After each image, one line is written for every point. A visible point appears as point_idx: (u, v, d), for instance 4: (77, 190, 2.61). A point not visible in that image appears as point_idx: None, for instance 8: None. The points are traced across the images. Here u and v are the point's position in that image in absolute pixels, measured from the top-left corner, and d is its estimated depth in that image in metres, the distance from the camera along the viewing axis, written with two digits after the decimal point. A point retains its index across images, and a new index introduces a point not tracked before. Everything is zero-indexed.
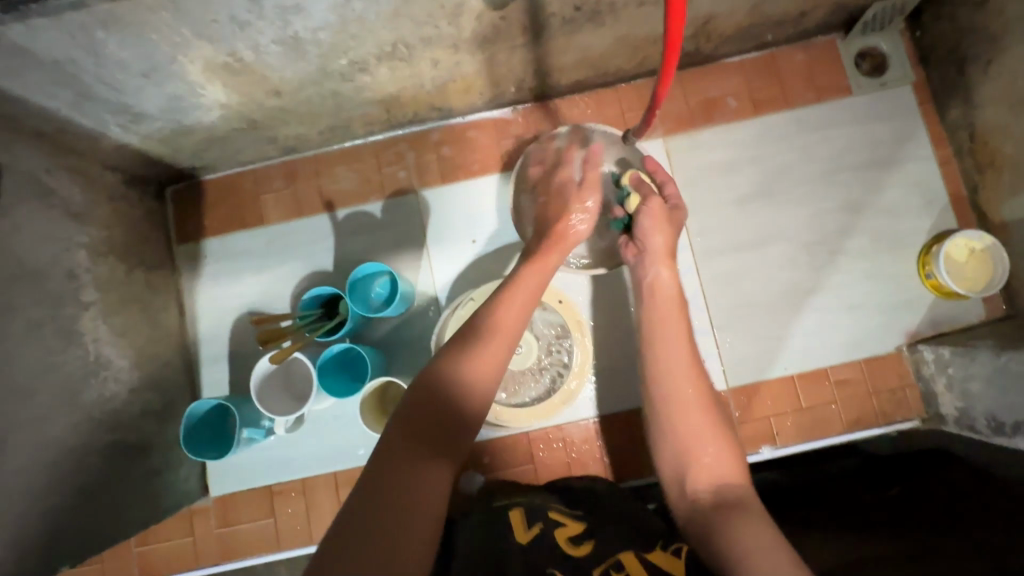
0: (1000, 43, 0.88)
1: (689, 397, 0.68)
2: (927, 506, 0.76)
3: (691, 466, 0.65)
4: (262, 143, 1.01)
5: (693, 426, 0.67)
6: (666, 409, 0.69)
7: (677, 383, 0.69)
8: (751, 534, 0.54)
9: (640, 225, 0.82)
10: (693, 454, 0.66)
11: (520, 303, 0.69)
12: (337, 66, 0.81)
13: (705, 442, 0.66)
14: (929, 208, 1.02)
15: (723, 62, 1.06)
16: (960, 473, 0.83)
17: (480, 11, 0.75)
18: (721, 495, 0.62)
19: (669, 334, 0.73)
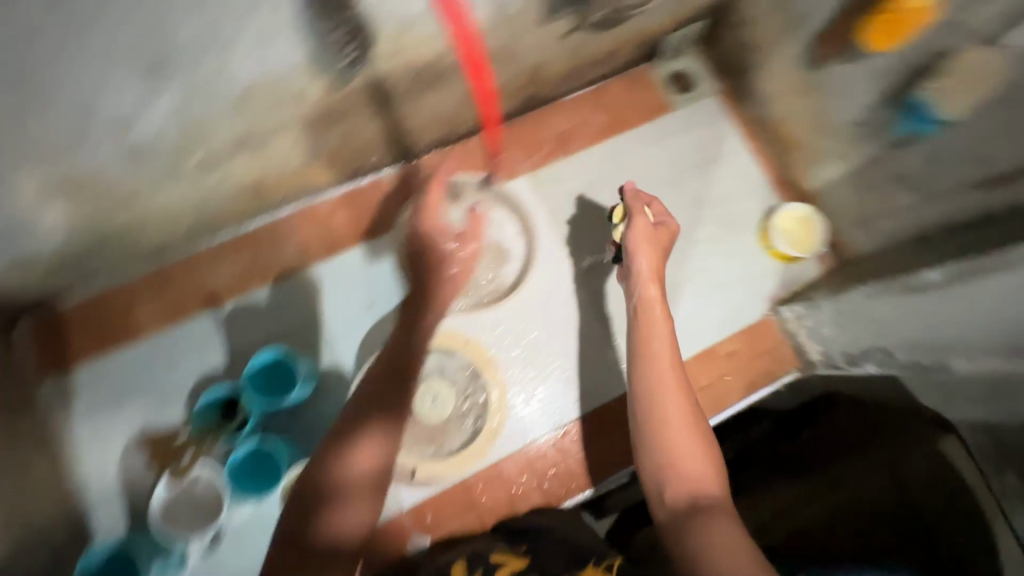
0: (768, 52, 1.09)
1: (674, 415, 0.73)
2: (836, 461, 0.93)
3: (672, 478, 0.70)
4: (122, 255, 0.95)
5: (677, 441, 0.72)
6: (653, 420, 0.74)
7: (662, 397, 0.75)
8: (718, 531, 0.62)
9: (627, 243, 0.90)
10: (677, 467, 0.70)
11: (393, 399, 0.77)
12: (189, 164, 0.81)
13: (687, 454, 0.71)
14: (757, 191, 1.19)
15: (563, 99, 1.18)
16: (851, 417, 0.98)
17: (324, 92, 0.79)
18: (696, 500, 0.67)
19: (653, 349, 0.80)
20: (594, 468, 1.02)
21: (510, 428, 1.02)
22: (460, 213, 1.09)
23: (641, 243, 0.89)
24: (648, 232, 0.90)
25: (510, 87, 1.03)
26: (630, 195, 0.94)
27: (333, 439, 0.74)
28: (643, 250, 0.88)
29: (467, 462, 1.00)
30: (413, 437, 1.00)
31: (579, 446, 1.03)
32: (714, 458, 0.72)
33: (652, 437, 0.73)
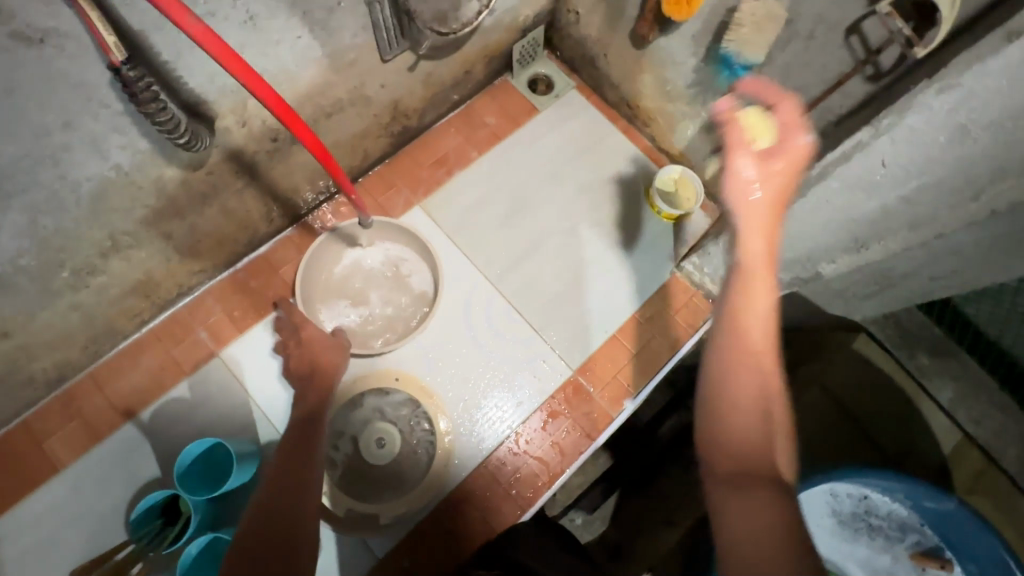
0: (603, 41, 1.19)
1: (746, 366, 0.53)
2: None
3: (722, 438, 0.52)
4: (18, 390, 0.91)
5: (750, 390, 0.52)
6: (713, 363, 0.55)
7: (745, 327, 0.54)
8: (752, 507, 0.45)
9: (728, 166, 0.59)
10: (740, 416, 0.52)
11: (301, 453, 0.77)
12: (61, 280, 0.79)
13: (753, 416, 0.51)
14: (634, 164, 1.28)
15: (435, 126, 1.24)
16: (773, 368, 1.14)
17: (182, 176, 0.80)
18: (741, 468, 0.49)
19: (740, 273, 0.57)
20: (554, 461, 1.05)
21: (465, 445, 1.03)
22: (364, 256, 1.12)
23: (747, 183, 0.58)
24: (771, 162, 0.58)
25: (375, 127, 1.07)
26: (723, 105, 0.62)
27: (253, 527, 0.65)
28: (745, 177, 0.58)
29: (431, 489, 0.99)
30: (371, 483, 1.00)
31: (533, 445, 1.05)
32: (783, 421, 0.52)
33: (711, 372, 0.55)
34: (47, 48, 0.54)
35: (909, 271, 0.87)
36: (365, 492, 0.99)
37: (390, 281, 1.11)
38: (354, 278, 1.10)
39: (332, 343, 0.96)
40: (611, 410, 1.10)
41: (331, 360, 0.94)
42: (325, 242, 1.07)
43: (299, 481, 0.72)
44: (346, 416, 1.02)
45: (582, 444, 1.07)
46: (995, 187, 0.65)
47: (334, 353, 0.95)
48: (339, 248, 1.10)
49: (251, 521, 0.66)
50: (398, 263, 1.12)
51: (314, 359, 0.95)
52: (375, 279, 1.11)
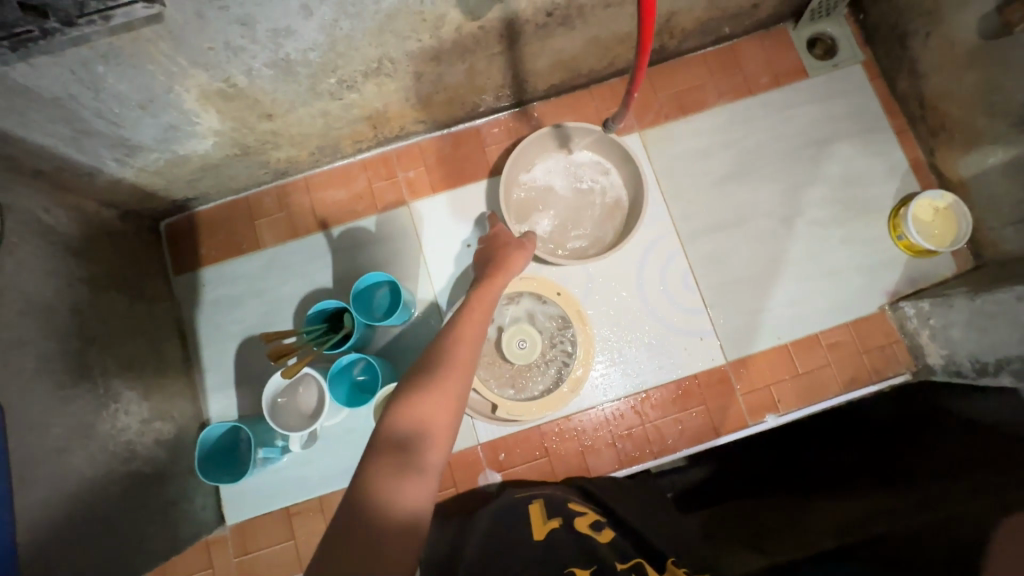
0: (934, 18, 0.97)
1: None
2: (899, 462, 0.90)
3: None
4: (254, 170, 1.03)
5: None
6: None
7: None
8: None
9: None
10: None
11: (489, 297, 0.73)
12: (326, 84, 0.85)
13: None
14: (892, 174, 1.09)
15: (687, 57, 1.13)
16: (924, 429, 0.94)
17: (458, 24, 0.80)
18: None
19: None
20: (669, 435, 1.01)
21: (593, 383, 1.03)
22: (567, 164, 1.08)
23: None
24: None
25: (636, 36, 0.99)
26: None
27: (411, 371, 0.62)
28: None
29: (549, 406, 0.98)
30: (495, 375, 1.02)
31: (657, 411, 1.02)
32: None
33: None
34: None
35: None
36: (489, 381, 1.02)
37: (583, 198, 1.07)
38: (549, 182, 1.08)
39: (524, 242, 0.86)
40: (749, 416, 1.02)
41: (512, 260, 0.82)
42: (545, 134, 1.02)
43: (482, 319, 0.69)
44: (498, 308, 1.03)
45: (705, 435, 1.01)
46: None
47: (517, 260, 0.82)
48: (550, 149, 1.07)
49: (419, 361, 0.63)
50: (597, 184, 1.07)
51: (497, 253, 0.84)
52: (569, 191, 1.07)
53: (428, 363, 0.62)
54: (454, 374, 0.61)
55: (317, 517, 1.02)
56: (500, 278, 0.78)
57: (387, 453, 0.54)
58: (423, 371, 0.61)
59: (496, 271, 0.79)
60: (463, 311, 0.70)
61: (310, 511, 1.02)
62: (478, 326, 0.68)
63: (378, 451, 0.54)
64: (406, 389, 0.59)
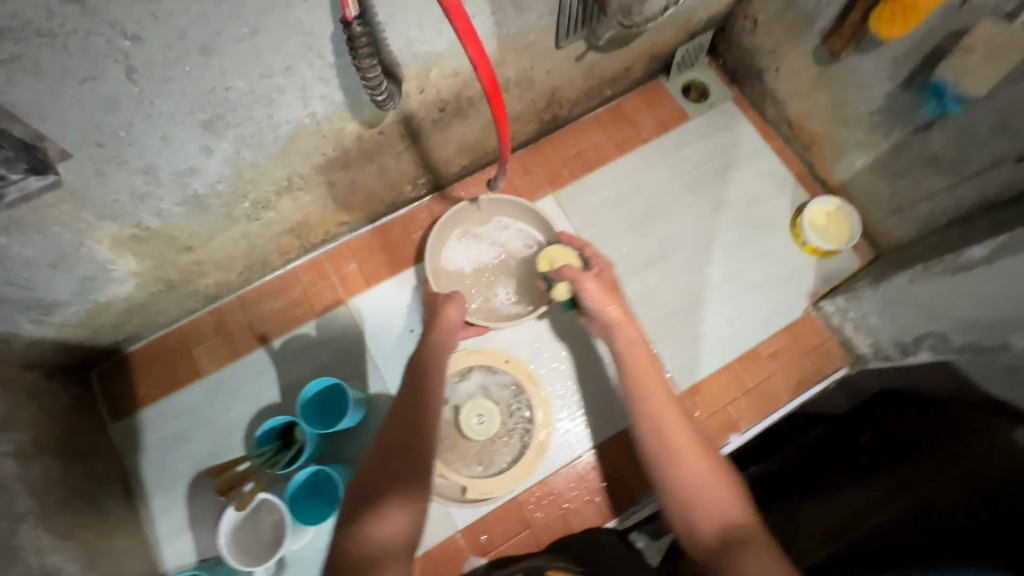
0: (779, 53, 1.12)
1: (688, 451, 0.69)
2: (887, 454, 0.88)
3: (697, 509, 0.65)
4: (183, 300, 1.03)
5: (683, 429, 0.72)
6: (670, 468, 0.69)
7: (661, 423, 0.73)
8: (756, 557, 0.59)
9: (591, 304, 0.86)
10: (716, 518, 0.64)
11: (437, 370, 0.79)
12: (241, 209, 0.87)
13: (702, 487, 0.66)
14: (784, 188, 1.19)
15: (581, 120, 1.23)
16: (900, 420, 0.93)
17: (358, 133, 0.85)
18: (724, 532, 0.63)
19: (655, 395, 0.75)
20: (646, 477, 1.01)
21: (559, 441, 1.03)
22: (489, 232, 1.13)
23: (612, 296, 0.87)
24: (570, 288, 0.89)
25: (528, 112, 1.08)
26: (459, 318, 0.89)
27: (370, 469, 0.65)
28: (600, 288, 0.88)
29: (519, 475, 1.00)
30: (461, 455, 1.01)
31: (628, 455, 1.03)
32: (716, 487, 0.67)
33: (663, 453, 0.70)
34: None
35: None
36: (456, 463, 1.01)
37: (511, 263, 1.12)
38: (476, 256, 1.12)
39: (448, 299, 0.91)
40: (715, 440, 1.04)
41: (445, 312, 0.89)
42: (459, 210, 1.07)
43: (430, 395, 0.75)
44: (450, 386, 1.04)
45: None
46: None
47: (451, 310, 0.89)
48: (464, 221, 1.12)
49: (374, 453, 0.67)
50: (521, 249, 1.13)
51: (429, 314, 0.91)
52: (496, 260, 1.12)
53: (390, 461, 0.65)
54: (410, 466, 0.65)
55: None
56: (439, 345, 0.84)
57: (356, 567, 0.56)
58: (387, 470, 0.64)
59: (434, 337, 0.86)
60: (410, 391, 0.75)
61: None
62: (430, 404, 0.73)
63: (348, 568, 0.56)
64: (370, 493, 0.62)
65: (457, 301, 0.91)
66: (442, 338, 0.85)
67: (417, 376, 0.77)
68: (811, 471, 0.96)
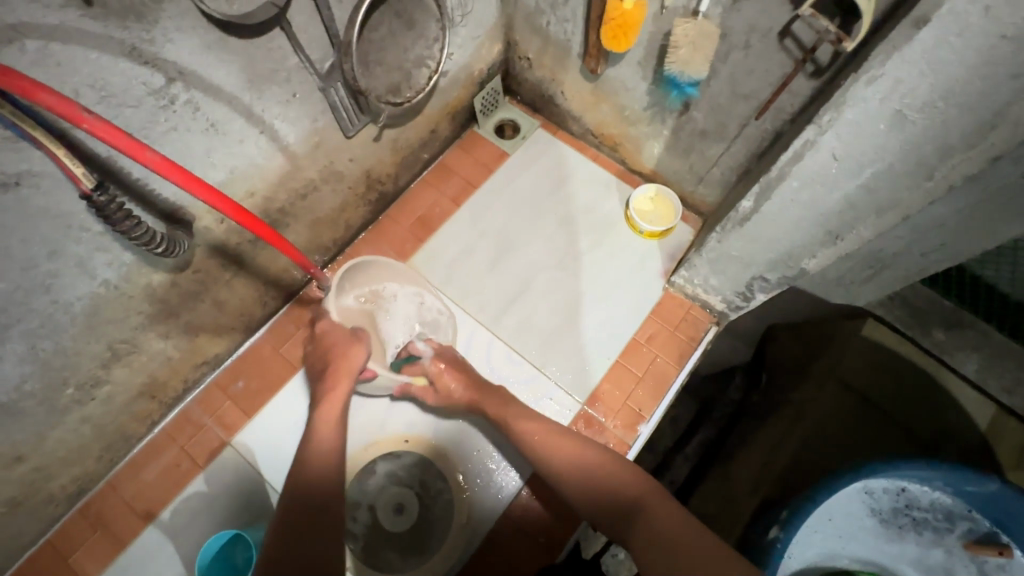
0: (557, 80, 1.24)
1: (586, 466, 0.84)
2: (784, 377, 1.23)
3: (604, 498, 0.81)
4: (40, 511, 0.93)
5: (576, 455, 0.85)
6: (577, 488, 0.84)
7: (560, 457, 0.86)
8: (662, 519, 0.73)
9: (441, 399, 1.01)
10: (617, 496, 0.80)
11: (329, 430, 0.85)
12: (66, 397, 0.81)
13: (599, 475, 0.82)
14: (610, 189, 1.30)
15: (412, 187, 1.28)
16: (789, 347, 1.25)
17: (170, 280, 0.83)
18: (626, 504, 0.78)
19: (536, 432, 0.90)
20: None
21: (485, 500, 1.02)
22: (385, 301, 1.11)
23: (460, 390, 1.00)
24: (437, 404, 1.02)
25: (352, 199, 1.11)
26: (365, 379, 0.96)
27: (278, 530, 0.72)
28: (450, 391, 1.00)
29: (455, 548, 0.99)
30: (394, 551, 0.98)
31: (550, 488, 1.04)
32: (616, 484, 0.81)
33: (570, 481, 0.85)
34: (22, 188, 0.58)
35: (897, 249, 0.87)
36: (392, 561, 0.97)
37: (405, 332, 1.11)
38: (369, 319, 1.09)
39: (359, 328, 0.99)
40: (627, 437, 1.09)
41: (349, 358, 0.92)
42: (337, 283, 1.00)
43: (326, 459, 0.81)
44: (361, 486, 1.02)
45: None
46: (946, 165, 0.61)
47: (354, 355, 0.93)
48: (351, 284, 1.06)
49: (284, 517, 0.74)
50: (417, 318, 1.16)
51: (335, 356, 0.94)
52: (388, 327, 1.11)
53: (298, 517, 0.73)
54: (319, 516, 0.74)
55: None
56: (338, 394, 0.89)
57: None
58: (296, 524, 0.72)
59: (335, 383, 0.90)
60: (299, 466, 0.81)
61: None
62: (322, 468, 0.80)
63: None
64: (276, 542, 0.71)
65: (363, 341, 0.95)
66: (335, 410, 0.88)
67: (315, 474, 0.79)
68: (746, 414, 1.28)
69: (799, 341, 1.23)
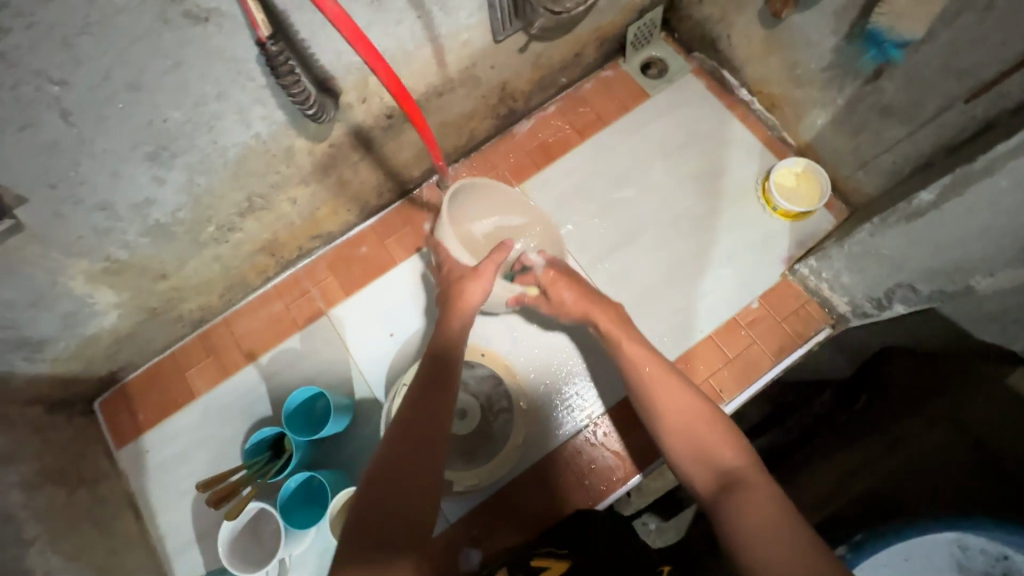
0: (728, 21, 1.11)
1: (681, 420, 0.74)
2: (885, 402, 1.05)
3: (700, 457, 0.70)
4: (170, 326, 1.07)
5: (681, 407, 0.75)
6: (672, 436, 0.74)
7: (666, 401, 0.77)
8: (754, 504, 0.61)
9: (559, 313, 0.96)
10: (714, 465, 0.69)
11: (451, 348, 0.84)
12: (207, 234, 0.91)
13: (699, 434, 0.72)
14: (751, 155, 1.19)
15: (541, 110, 1.24)
16: (904, 368, 1.07)
17: (308, 148, 0.88)
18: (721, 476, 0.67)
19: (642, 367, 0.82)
20: (632, 458, 1.04)
21: (546, 429, 1.07)
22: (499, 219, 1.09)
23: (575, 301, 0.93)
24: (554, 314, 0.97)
25: (482, 109, 1.10)
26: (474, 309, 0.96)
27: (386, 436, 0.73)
28: (563, 300, 0.94)
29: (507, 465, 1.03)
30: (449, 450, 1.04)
31: (608, 436, 1.06)
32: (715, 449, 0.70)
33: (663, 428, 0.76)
34: (209, 26, 0.62)
35: None
36: None
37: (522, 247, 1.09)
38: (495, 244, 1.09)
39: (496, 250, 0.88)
40: None
41: (468, 293, 0.88)
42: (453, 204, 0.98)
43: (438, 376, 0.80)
44: None
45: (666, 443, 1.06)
46: None
47: (473, 293, 0.88)
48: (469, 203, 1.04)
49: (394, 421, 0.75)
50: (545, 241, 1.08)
51: (451, 287, 0.90)
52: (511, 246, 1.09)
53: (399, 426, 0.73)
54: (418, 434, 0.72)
55: None
56: (457, 320, 0.87)
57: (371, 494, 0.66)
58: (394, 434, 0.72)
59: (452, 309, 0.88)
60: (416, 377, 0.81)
61: None
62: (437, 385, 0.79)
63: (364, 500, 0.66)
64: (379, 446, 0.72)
65: (484, 276, 0.88)
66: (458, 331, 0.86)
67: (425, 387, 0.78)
68: (819, 434, 1.14)
69: (920, 368, 1.06)
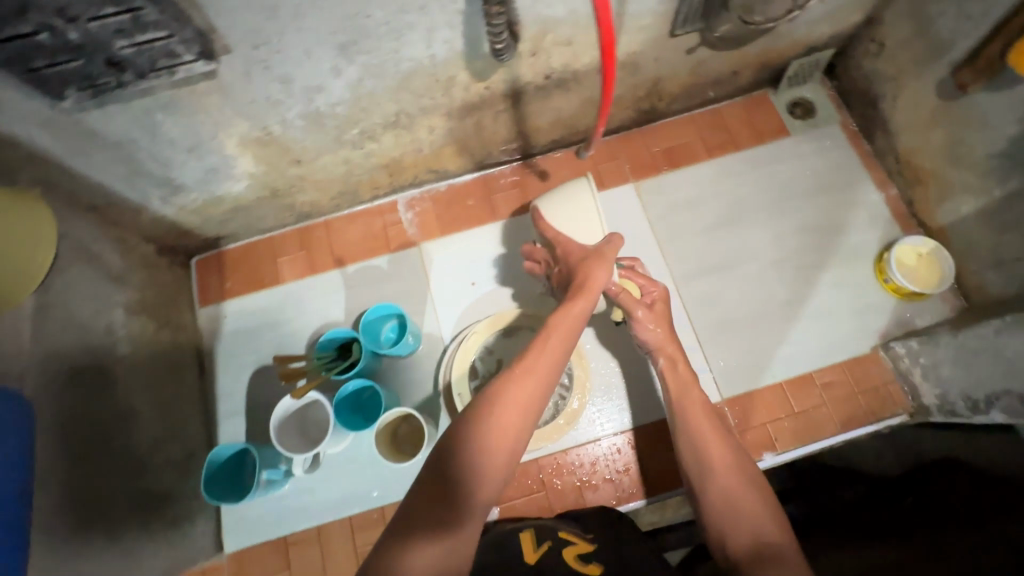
0: (899, 82, 1.07)
1: (724, 478, 0.71)
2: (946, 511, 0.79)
3: (733, 520, 0.67)
4: (280, 212, 1.14)
5: (727, 462, 0.72)
6: (710, 493, 0.71)
7: (714, 455, 0.74)
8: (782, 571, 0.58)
9: (649, 336, 0.90)
10: (749, 530, 0.65)
11: (564, 332, 0.75)
12: (349, 135, 0.96)
13: (739, 494, 0.69)
14: (878, 222, 1.15)
15: (677, 117, 1.24)
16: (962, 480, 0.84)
17: (468, 83, 0.91)
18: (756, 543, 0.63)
19: (697, 416, 0.79)
20: (665, 474, 1.04)
21: (592, 419, 1.08)
22: None
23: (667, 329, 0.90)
24: (648, 330, 0.89)
25: (628, 97, 1.10)
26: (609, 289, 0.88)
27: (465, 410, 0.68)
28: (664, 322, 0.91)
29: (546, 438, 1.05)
30: None
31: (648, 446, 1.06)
32: (752, 513, 0.66)
33: (702, 481, 0.72)
34: None
35: None
36: None
37: None
38: None
39: (610, 240, 0.84)
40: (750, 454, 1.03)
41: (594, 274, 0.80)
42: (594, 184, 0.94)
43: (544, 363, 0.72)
44: (499, 341, 1.08)
45: None
46: None
47: (597, 278, 0.80)
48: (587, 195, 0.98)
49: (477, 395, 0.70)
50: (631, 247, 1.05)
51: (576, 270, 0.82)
52: None
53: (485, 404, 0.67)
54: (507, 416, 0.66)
55: (310, 549, 1.01)
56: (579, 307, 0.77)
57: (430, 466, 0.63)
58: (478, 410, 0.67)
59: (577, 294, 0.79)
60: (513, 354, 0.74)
61: (307, 542, 1.01)
62: (542, 364, 0.71)
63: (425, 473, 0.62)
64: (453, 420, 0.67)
65: (607, 260, 0.82)
66: (580, 312, 0.77)
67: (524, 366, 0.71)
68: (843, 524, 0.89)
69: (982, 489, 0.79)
